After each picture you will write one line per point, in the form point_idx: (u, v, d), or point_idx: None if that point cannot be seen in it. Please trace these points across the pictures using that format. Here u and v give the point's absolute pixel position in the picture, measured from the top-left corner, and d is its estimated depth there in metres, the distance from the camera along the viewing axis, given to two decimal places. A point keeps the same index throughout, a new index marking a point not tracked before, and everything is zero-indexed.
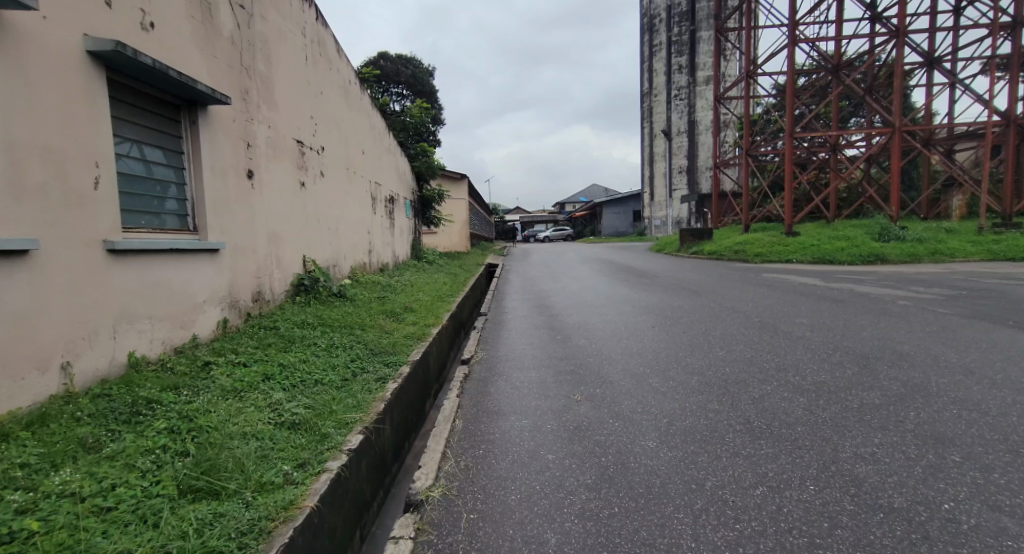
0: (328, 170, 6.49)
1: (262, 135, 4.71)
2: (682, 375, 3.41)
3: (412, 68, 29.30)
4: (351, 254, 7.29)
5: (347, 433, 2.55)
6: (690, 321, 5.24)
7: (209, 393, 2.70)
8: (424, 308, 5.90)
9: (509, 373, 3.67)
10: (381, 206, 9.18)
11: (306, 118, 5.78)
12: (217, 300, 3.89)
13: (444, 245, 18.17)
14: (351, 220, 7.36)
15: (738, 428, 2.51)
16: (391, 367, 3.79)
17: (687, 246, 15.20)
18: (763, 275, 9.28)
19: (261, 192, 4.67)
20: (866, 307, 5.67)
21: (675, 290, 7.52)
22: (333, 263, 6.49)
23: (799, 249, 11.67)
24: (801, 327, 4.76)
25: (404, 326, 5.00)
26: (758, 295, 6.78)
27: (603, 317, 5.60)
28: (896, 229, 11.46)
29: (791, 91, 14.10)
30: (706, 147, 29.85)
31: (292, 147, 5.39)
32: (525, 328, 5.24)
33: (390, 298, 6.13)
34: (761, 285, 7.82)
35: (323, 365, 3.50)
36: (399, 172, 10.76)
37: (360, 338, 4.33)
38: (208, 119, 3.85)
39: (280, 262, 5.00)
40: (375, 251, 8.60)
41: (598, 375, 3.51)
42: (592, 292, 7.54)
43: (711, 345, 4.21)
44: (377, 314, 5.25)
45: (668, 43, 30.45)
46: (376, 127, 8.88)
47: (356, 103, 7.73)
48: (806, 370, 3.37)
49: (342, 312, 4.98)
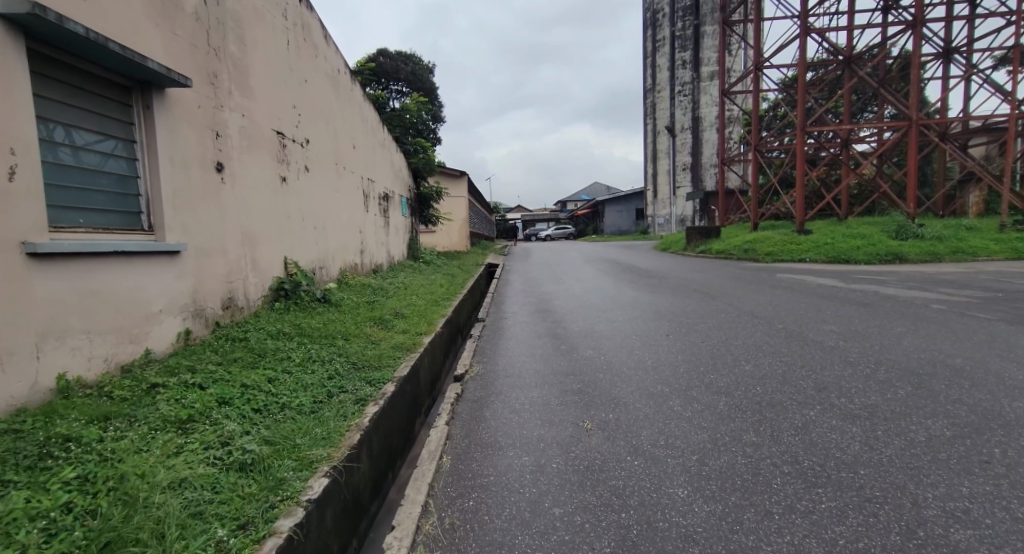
0: (314, 166, 6.05)
1: (234, 124, 4.26)
2: (706, 397, 2.94)
3: (412, 65, 28.81)
4: (340, 255, 6.85)
5: (308, 476, 2.10)
6: (706, 328, 4.78)
7: (146, 426, 2.24)
8: (417, 314, 5.47)
9: (506, 391, 3.23)
10: (374, 204, 8.73)
11: (288, 108, 5.33)
12: (176, 308, 3.44)
13: (443, 245, 17.76)
14: (341, 220, 6.93)
15: (786, 470, 2.05)
16: (373, 384, 3.33)
17: (694, 245, 14.71)
18: (777, 276, 8.80)
19: (233, 188, 4.22)
20: (897, 311, 5.18)
21: (685, 293, 7.06)
22: (320, 265, 6.07)
23: (812, 247, 11.20)
24: (831, 335, 4.28)
25: (394, 335, 4.56)
26: (775, 298, 6.32)
27: (611, 324, 5.14)
28: (914, 226, 10.98)
29: (803, 83, 13.61)
30: (710, 144, 29.36)
31: (271, 139, 4.94)
32: (526, 336, 4.80)
33: (380, 303, 5.69)
34: (778, 287, 7.33)
35: (294, 385, 3.05)
36: (394, 169, 10.29)
37: (342, 350, 3.88)
38: (165, 104, 3.39)
39: (256, 264, 4.56)
40: (368, 252, 8.16)
41: (609, 396, 3.04)
42: (597, 295, 7.06)
43: (734, 357, 3.74)
44: (365, 321, 4.82)
45: (672, 38, 29.96)
46: (369, 120, 8.45)
47: (345, 94, 7.29)
48: (852, 391, 2.89)
49: (325, 319, 4.55)
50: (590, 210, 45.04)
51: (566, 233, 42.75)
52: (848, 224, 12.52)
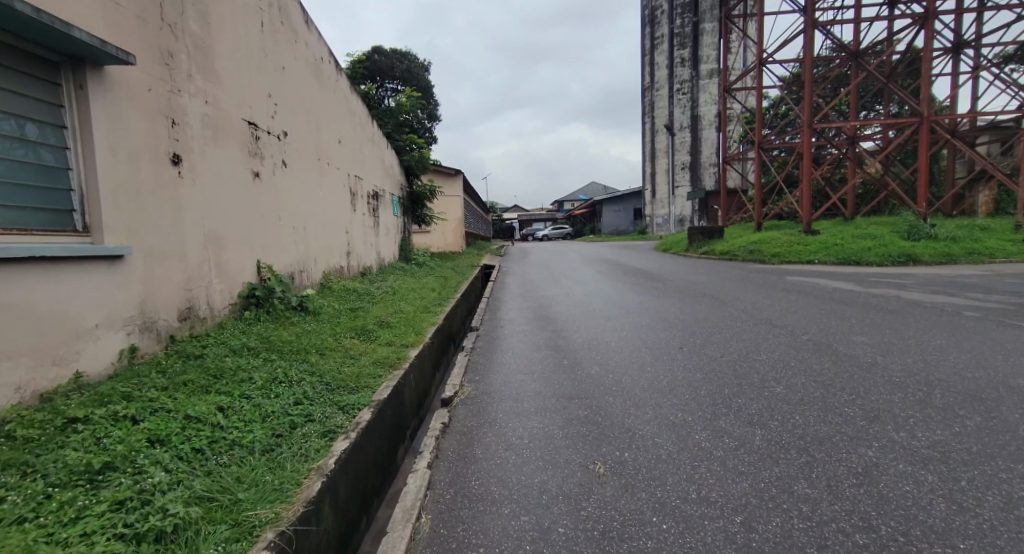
0: (293, 160, 5.59)
1: (194, 111, 3.77)
2: (739, 430, 2.48)
3: (407, 63, 28.33)
4: (324, 257, 6.40)
5: (245, 550, 1.63)
6: (722, 339, 4.33)
7: (42, 480, 1.75)
8: (406, 322, 5.04)
9: (502, 420, 2.78)
10: (362, 203, 8.26)
11: (261, 96, 4.85)
12: (119, 323, 2.95)
13: (437, 245, 17.31)
14: (324, 219, 6.48)
15: (861, 542, 1.59)
16: (346, 411, 2.87)
17: (696, 246, 14.29)
18: (787, 279, 8.37)
19: (193, 183, 3.73)
20: (929, 320, 4.75)
21: (693, 298, 6.62)
22: (300, 268, 5.61)
23: (821, 248, 10.81)
24: (864, 348, 3.83)
25: (379, 348, 4.11)
26: (791, 305, 5.87)
27: (617, 334, 4.70)
28: (926, 226, 10.60)
29: (809, 78, 13.19)
30: (709, 143, 28.96)
31: (241, 130, 4.47)
32: (523, 348, 4.35)
33: (364, 310, 5.23)
34: (791, 292, 6.90)
35: (250, 416, 2.57)
36: (385, 166, 9.83)
37: (316, 369, 3.42)
38: (104, 83, 2.90)
39: (222, 269, 4.08)
40: (355, 253, 7.70)
41: (623, 427, 2.58)
42: (599, 300, 6.62)
43: (760, 376, 3.30)
44: (346, 332, 4.37)
45: (670, 35, 29.55)
46: (356, 113, 7.99)
47: (329, 85, 6.82)
48: (911, 423, 2.44)
49: (301, 330, 4.08)
50: (587, 210, 44.62)
51: (563, 232, 42.31)
52: (856, 224, 12.13)
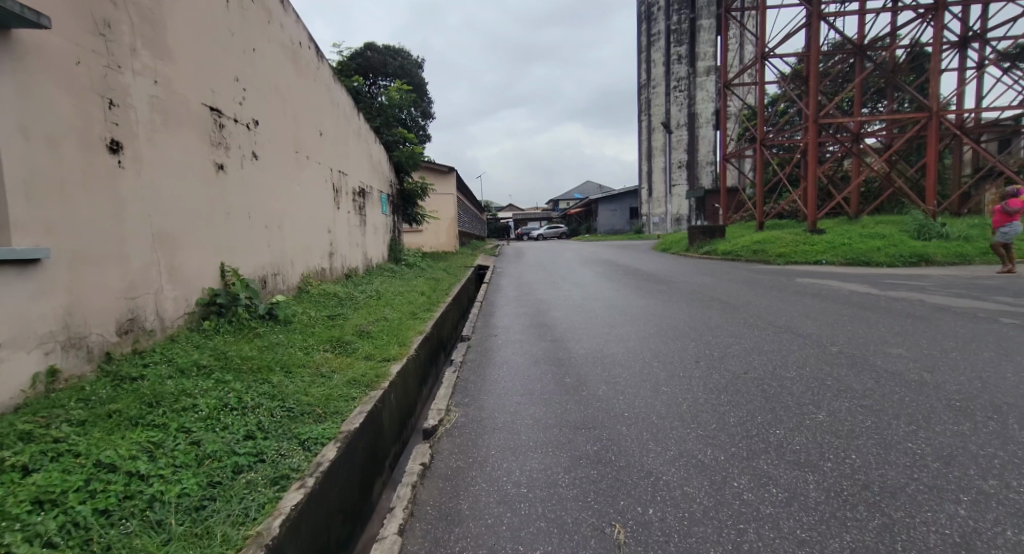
0: (266, 152, 5.09)
1: (139, 91, 3.26)
2: (788, 476, 2.01)
3: (400, 59, 27.72)
4: (303, 259, 5.90)
5: None
6: (741, 351, 3.87)
7: None
8: (389, 331, 4.56)
9: (494, 459, 2.29)
10: (347, 200, 7.76)
11: (226, 80, 4.35)
12: (33, 340, 2.43)
13: (429, 245, 16.85)
14: (303, 218, 5.99)
15: None
16: (308, 447, 2.39)
17: (696, 245, 13.89)
18: (796, 280, 7.95)
19: (137, 174, 3.23)
20: (965, 328, 4.32)
21: (700, 302, 6.16)
22: (273, 271, 5.11)
23: (828, 248, 10.42)
24: (905, 363, 3.37)
25: (356, 363, 3.64)
26: (809, 310, 5.42)
27: (623, 345, 4.24)
28: (937, 225, 10.23)
29: (815, 72, 12.78)
30: (707, 141, 28.59)
31: (200, 116, 3.96)
32: (518, 363, 3.88)
33: (343, 319, 4.74)
34: (805, 295, 6.47)
35: (182, 459, 2.07)
36: (373, 162, 9.32)
37: (277, 393, 2.93)
38: (13, 50, 2.39)
39: (176, 273, 3.57)
40: (338, 254, 7.20)
41: (642, 470, 2.12)
42: (601, 305, 6.15)
43: (795, 398, 2.85)
44: (320, 345, 3.90)
45: (667, 32, 29.15)
46: (340, 105, 7.49)
47: (309, 72, 6.31)
48: (999, 466, 1.98)
49: (267, 344, 3.59)
50: (582, 209, 44.33)
51: (558, 232, 41.85)
52: (862, 224, 11.76)
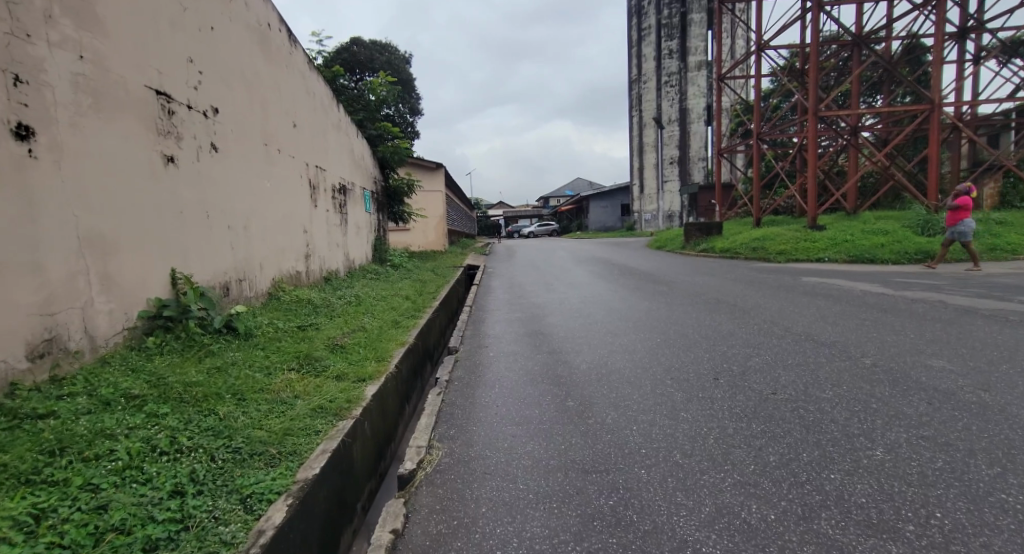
0: (229, 144, 4.57)
1: (58, 65, 2.72)
2: (862, 546, 1.57)
3: (386, 55, 27.10)
4: (274, 261, 5.40)
5: None
6: (764, 365, 3.43)
7: None
8: (367, 344, 4.09)
9: (485, 521, 1.82)
10: (325, 198, 7.24)
11: (176, 61, 3.81)
12: None
13: (418, 244, 16.33)
14: (274, 217, 5.48)
15: None
16: (252, 506, 1.90)
17: (692, 243, 13.53)
18: (801, 280, 7.59)
19: (57, 166, 2.69)
20: (1002, 334, 3.94)
21: (706, 305, 5.75)
22: (237, 277, 4.59)
23: (830, 245, 10.10)
24: (955, 380, 2.96)
25: (325, 384, 3.17)
26: (825, 314, 5.02)
27: (630, 358, 3.78)
28: (942, 220, 9.94)
29: (814, 63, 12.41)
30: (698, 137, 28.34)
31: (142, 100, 3.43)
32: (512, 382, 3.40)
33: (316, 330, 4.25)
34: (815, 296, 6.09)
35: (75, 536, 1.57)
36: (355, 157, 8.79)
37: (223, 429, 2.43)
38: None
39: (110, 282, 3.04)
40: (316, 256, 6.69)
41: (674, 538, 1.67)
42: (601, 310, 5.70)
43: (842, 427, 2.42)
44: (285, 363, 3.40)
45: (657, 26, 28.78)
46: (317, 95, 6.96)
47: (279, 58, 5.77)
48: None
49: (220, 364, 3.09)
50: (573, 206, 43.97)
51: (549, 229, 41.47)
52: (863, 220, 11.46)
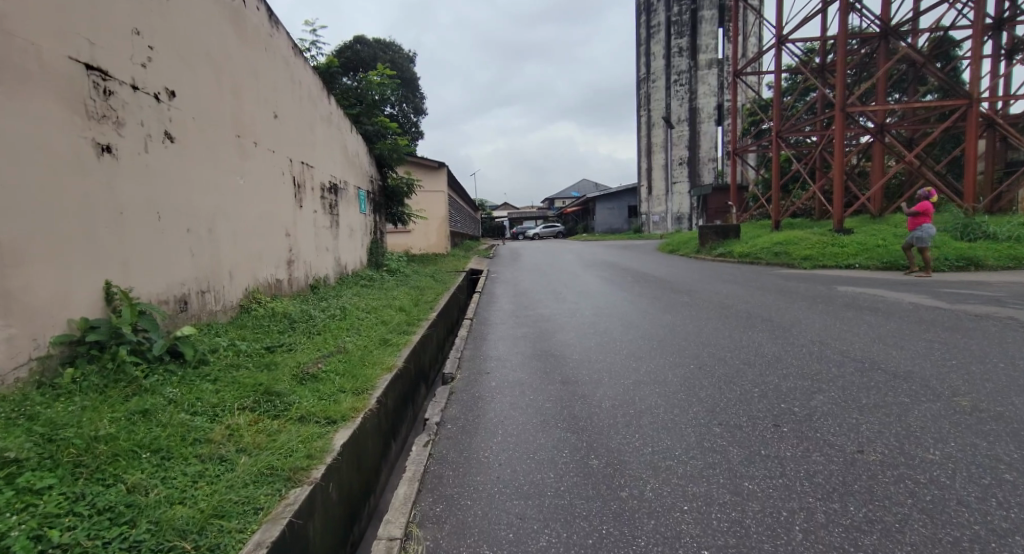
0: (188, 133, 3.93)
1: None
2: None
3: (391, 54, 26.60)
4: (247, 268, 4.77)
5: None
6: (835, 407, 2.73)
7: None
8: (344, 371, 3.43)
9: None
10: (313, 198, 6.61)
11: (116, 31, 3.18)
12: None
13: (418, 246, 15.68)
14: (249, 220, 4.85)
15: None
16: None
17: (708, 247, 12.85)
18: (834, 289, 6.91)
19: None
20: None
21: (738, 321, 5.07)
22: (197, 287, 3.96)
23: (860, 250, 9.40)
24: None
25: (283, 432, 2.51)
26: (881, 333, 4.33)
27: (662, 394, 3.09)
28: (981, 224, 9.25)
29: (842, 57, 11.67)
30: (708, 137, 27.62)
31: (65, 74, 2.79)
32: (518, 426, 2.72)
33: (285, 354, 3.60)
34: (859, 310, 5.40)
35: None
36: (348, 153, 8.15)
37: (126, 510, 1.76)
38: None
39: (9, 301, 2.37)
40: (300, 262, 6.07)
41: None
42: (619, 327, 5.01)
43: (978, 514, 1.73)
44: (238, 399, 2.74)
45: (667, 23, 28.09)
46: (302, 85, 6.34)
47: (255, 40, 5.15)
48: None
49: (149, 405, 2.43)
50: (579, 207, 43.29)
51: (554, 230, 40.85)
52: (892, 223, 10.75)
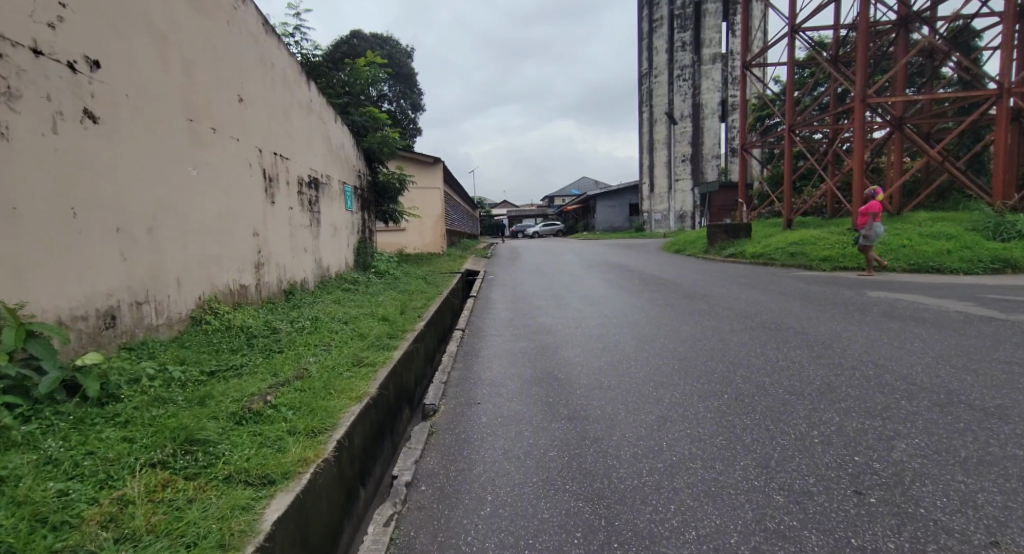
0: (120, 114, 3.26)
1: None
2: None
3: (388, 49, 26.03)
4: (201, 273, 4.11)
5: None
6: (929, 463, 2.08)
7: None
8: (299, 404, 2.78)
9: None
10: (288, 193, 5.95)
11: None
12: None
13: (413, 245, 15.04)
14: (204, 217, 4.19)
15: None
16: None
17: (717, 246, 12.23)
18: (862, 294, 6.30)
19: None
20: None
21: (769, 335, 4.43)
22: (130, 298, 3.28)
23: (884, 251, 8.78)
24: None
25: (195, 504, 1.85)
26: (940, 352, 3.70)
27: (698, 440, 2.44)
28: (1016, 222, 8.63)
29: (863, 44, 10.98)
30: (711, 134, 27.01)
31: None
32: (515, 491, 2.06)
33: (231, 382, 2.94)
34: (902, 321, 4.78)
35: None
36: (331, 146, 7.50)
37: None
38: None
39: None
40: (271, 265, 5.41)
41: None
42: (631, 341, 4.37)
43: None
44: (145, 453, 2.08)
45: (670, 17, 27.43)
46: (274, 67, 5.66)
47: (215, 13, 4.49)
48: None
49: (9, 471, 1.76)
50: (579, 206, 42.67)
51: (554, 228, 40.31)
52: (913, 222, 10.18)
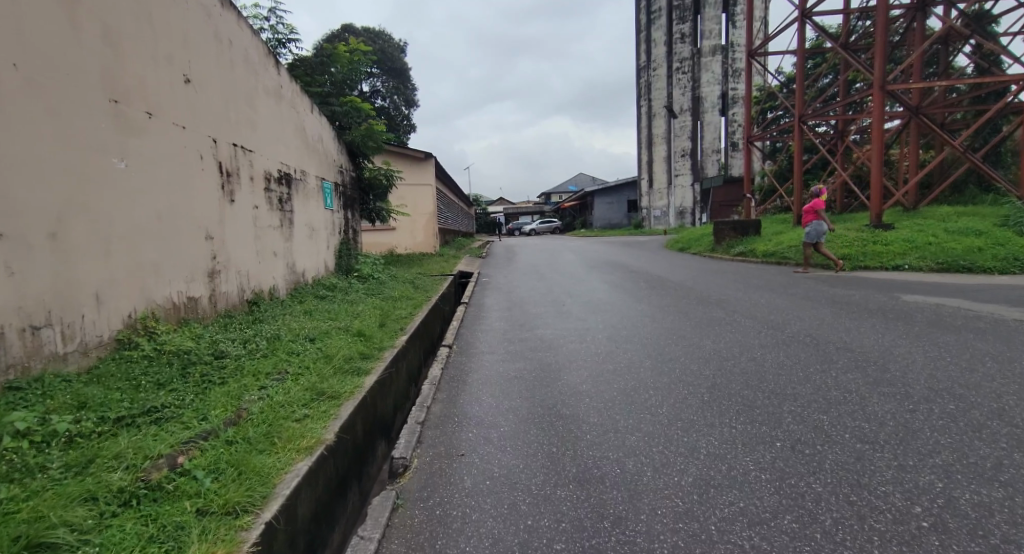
0: (6, 89, 2.56)
1: None
2: None
3: (380, 43, 25.43)
4: (130, 285, 3.40)
5: None
6: None
7: None
8: (224, 466, 2.10)
9: None
10: (252, 190, 5.24)
11: None
12: None
13: (403, 246, 14.39)
14: (135, 217, 3.49)
15: None
16: None
17: (724, 244, 11.62)
18: (896, 298, 5.66)
19: None
20: None
21: (807, 353, 3.77)
22: (22, 323, 2.57)
23: (908, 248, 8.15)
24: None
25: None
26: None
27: (759, 523, 1.77)
28: None
29: (881, 27, 10.30)
30: (712, 128, 26.35)
31: None
32: None
33: (138, 434, 2.25)
34: (958, 333, 4.12)
35: None
36: (306, 138, 6.80)
37: None
38: None
39: None
40: (229, 271, 4.71)
41: None
42: (646, 361, 3.70)
43: None
44: None
45: (669, 8, 26.67)
46: (232, 46, 4.96)
47: None
48: None
49: None
50: (576, 202, 42.00)
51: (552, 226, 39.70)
52: (934, 217, 9.56)
